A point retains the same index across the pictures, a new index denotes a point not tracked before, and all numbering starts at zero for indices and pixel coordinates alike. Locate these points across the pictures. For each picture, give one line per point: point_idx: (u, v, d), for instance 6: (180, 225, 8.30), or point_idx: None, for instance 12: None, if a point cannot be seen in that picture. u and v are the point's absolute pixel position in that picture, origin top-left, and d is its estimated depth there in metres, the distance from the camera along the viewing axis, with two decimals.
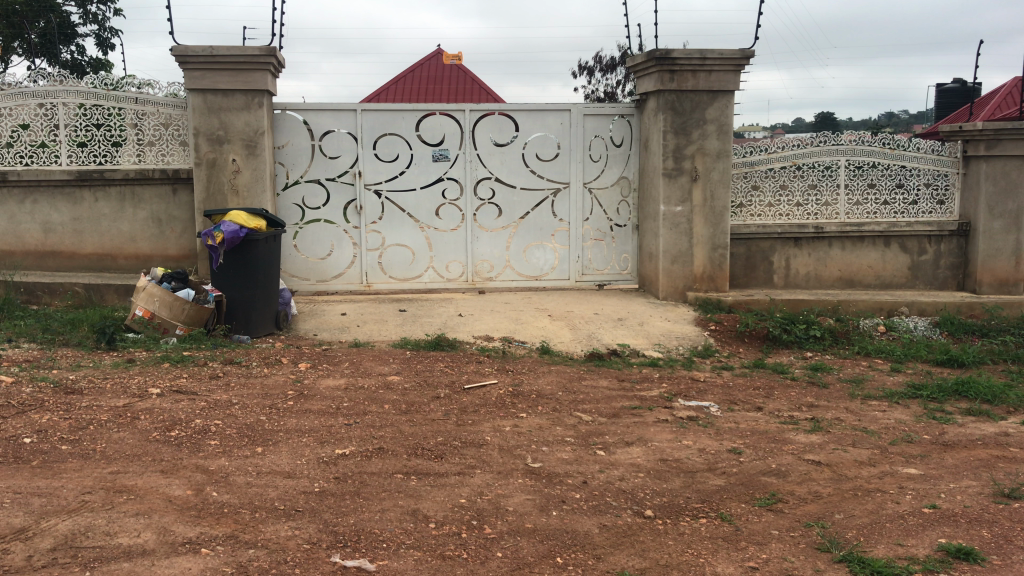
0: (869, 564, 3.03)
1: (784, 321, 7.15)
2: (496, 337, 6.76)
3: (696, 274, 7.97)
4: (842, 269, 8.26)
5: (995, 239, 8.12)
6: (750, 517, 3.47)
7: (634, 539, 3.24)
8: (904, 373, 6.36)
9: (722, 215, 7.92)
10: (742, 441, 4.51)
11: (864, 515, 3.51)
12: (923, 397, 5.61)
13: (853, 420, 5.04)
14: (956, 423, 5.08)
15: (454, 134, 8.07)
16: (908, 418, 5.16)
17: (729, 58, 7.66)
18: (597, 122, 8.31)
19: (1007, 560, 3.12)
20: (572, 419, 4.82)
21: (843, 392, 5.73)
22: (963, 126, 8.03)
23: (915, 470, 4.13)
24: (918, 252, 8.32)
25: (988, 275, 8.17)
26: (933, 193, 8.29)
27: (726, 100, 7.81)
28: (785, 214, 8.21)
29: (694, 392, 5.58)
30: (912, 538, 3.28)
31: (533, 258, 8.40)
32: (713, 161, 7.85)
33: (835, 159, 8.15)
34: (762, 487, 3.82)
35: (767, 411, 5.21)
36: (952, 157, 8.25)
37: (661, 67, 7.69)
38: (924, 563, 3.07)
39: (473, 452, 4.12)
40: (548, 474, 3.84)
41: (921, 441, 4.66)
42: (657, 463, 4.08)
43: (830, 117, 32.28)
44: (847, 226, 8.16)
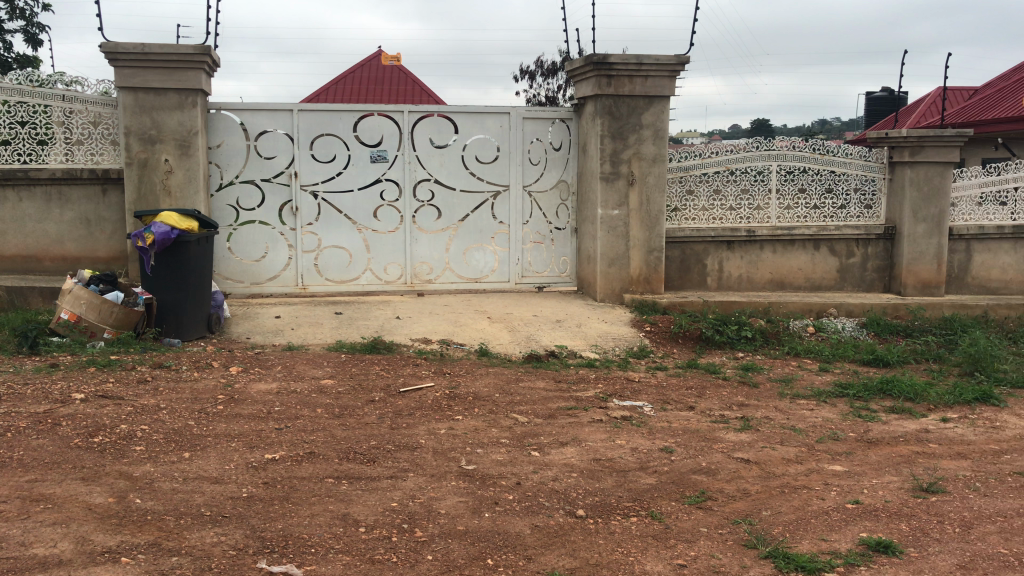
0: (794, 560, 3.09)
1: (717, 322, 7.27)
2: (434, 339, 6.73)
3: (633, 277, 8.07)
4: (773, 272, 8.44)
5: (918, 243, 8.37)
6: (680, 515, 3.52)
7: (565, 539, 3.25)
8: (832, 372, 6.53)
9: (658, 218, 8.03)
10: (674, 441, 4.57)
11: (790, 511, 3.59)
12: (849, 395, 5.76)
13: (782, 419, 5.15)
14: (880, 420, 5.23)
15: (392, 136, 8.02)
16: (835, 416, 5.29)
17: (665, 64, 7.78)
18: (536, 126, 8.35)
19: (924, 552, 3.22)
20: (507, 420, 4.81)
21: (773, 391, 5.85)
22: (889, 133, 8.26)
23: (840, 466, 4.24)
24: (847, 255, 8.53)
25: (913, 277, 8.40)
26: (861, 198, 8.53)
27: (662, 105, 7.92)
28: (719, 218, 8.35)
29: (628, 393, 5.63)
30: (836, 533, 3.37)
31: (472, 260, 8.38)
32: (649, 165, 7.96)
33: (766, 164, 8.32)
34: (692, 485, 3.87)
35: (699, 410, 5.28)
36: (879, 163, 8.50)
37: (598, 72, 7.77)
38: (845, 557, 3.15)
39: (406, 455, 4.09)
40: (481, 477, 3.84)
41: (846, 438, 4.78)
42: (590, 463, 4.11)
43: (765, 124, 33.03)
44: (779, 230, 8.32)
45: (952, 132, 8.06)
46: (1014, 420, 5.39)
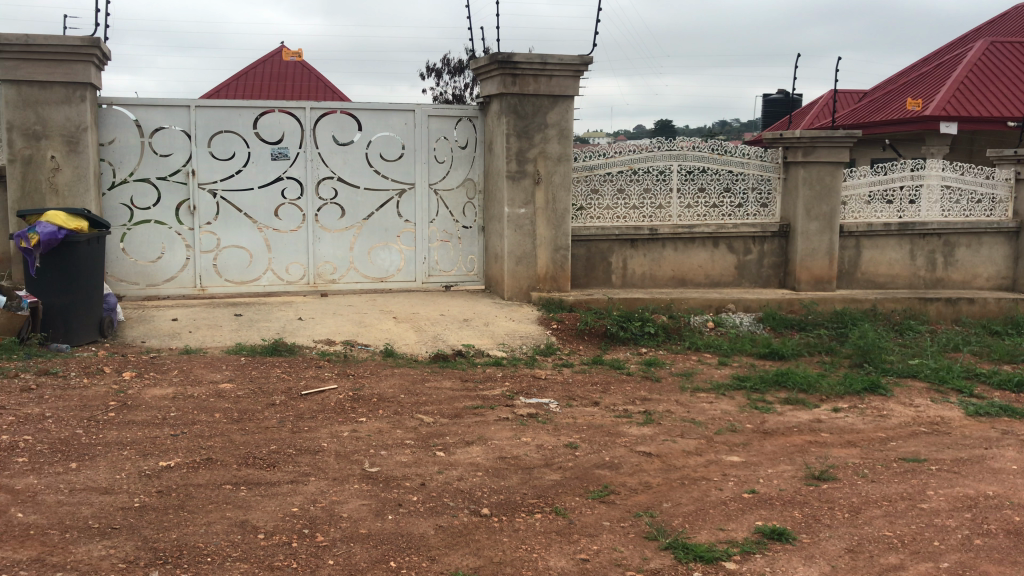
0: (692, 550, 3.17)
1: (621, 319, 7.39)
2: (338, 340, 6.63)
3: (539, 275, 8.12)
4: (675, 269, 8.62)
5: (811, 240, 8.67)
6: (583, 510, 3.56)
7: (469, 538, 3.24)
8: (731, 366, 6.72)
9: (564, 217, 8.11)
10: (578, 436, 4.62)
11: (689, 502, 3.67)
12: (747, 387, 5.94)
13: (683, 412, 5.27)
14: (775, 411, 5.40)
15: (294, 133, 7.86)
16: (733, 408, 5.44)
17: (569, 63, 7.85)
18: (441, 124, 8.31)
19: (815, 538, 3.34)
20: (413, 421, 4.78)
21: (675, 385, 5.98)
22: (784, 134, 8.54)
23: (738, 457, 4.36)
24: (745, 252, 8.78)
25: (806, 273, 8.70)
26: (758, 197, 8.80)
27: (566, 105, 8.00)
28: (622, 216, 8.49)
29: (534, 390, 5.67)
30: (733, 522, 3.46)
31: (377, 259, 8.29)
32: (554, 164, 8.02)
33: (667, 164, 8.49)
34: (596, 480, 3.92)
35: (603, 406, 5.35)
36: (774, 163, 8.78)
37: (503, 71, 7.79)
38: (741, 545, 3.24)
39: (308, 459, 4.01)
40: (385, 478, 3.80)
41: (744, 430, 4.92)
42: (495, 462, 4.11)
43: (668, 125, 33.76)
44: (680, 228, 8.50)
45: (842, 133, 8.39)
46: (899, 408, 5.65)
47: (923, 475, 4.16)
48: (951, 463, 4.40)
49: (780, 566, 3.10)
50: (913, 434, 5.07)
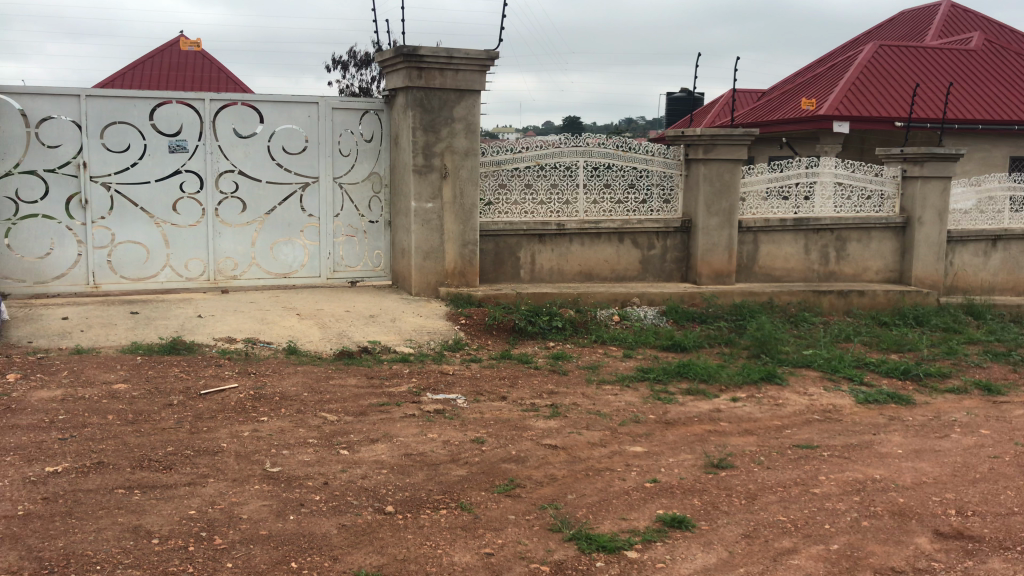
0: (595, 541, 3.21)
1: (529, 314, 7.43)
2: (239, 338, 6.46)
3: (447, 270, 8.10)
4: (581, 264, 8.71)
5: (712, 235, 8.90)
6: (488, 504, 3.56)
7: (373, 536, 3.21)
8: (635, 358, 6.84)
9: (471, 212, 8.10)
10: (485, 431, 4.63)
11: (593, 493, 3.72)
12: (650, 379, 6.06)
13: (588, 404, 5.34)
14: (677, 402, 5.53)
15: (193, 125, 7.62)
16: (637, 399, 5.55)
17: (475, 58, 7.84)
18: (346, 117, 8.18)
19: (713, 524, 3.43)
20: (316, 420, 4.69)
21: (581, 378, 6.06)
22: (685, 131, 8.73)
23: (641, 447, 4.44)
24: (648, 247, 8.95)
25: (707, 267, 8.93)
26: (661, 193, 8.98)
27: (473, 100, 7.98)
28: (529, 211, 8.54)
29: (441, 385, 5.65)
30: (635, 512, 3.52)
31: (280, 255, 8.11)
32: (461, 159, 8.00)
33: (573, 160, 8.57)
34: (501, 474, 3.93)
35: (510, 400, 5.37)
36: (676, 160, 8.97)
37: (408, 64, 7.72)
38: (643, 534, 3.31)
39: (207, 460, 3.90)
40: (286, 478, 3.72)
41: (647, 420, 5.02)
42: (400, 458, 4.08)
43: (576, 122, 34.12)
44: (586, 223, 8.60)
45: (740, 131, 8.63)
46: (794, 397, 5.86)
47: (815, 461, 4.32)
48: (842, 449, 4.59)
49: (680, 553, 3.18)
50: (807, 421, 5.26)
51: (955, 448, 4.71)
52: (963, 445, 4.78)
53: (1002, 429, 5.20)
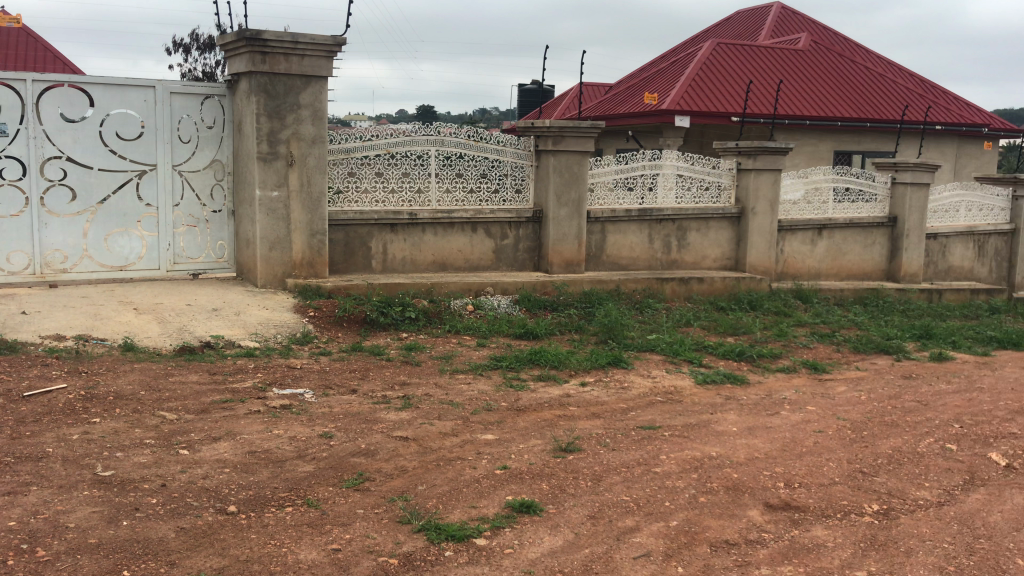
0: (444, 530, 3.22)
1: (381, 304, 7.35)
2: (68, 335, 6.06)
3: (295, 261, 7.89)
4: (434, 254, 8.68)
5: (562, 225, 9.07)
6: (336, 500, 3.50)
7: (214, 538, 3.09)
8: (488, 347, 6.89)
9: (319, 201, 7.91)
10: (334, 425, 4.54)
11: (443, 483, 3.72)
12: (502, 366, 6.12)
13: (440, 394, 5.33)
14: (529, 388, 5.61)
15: (13, 108, 7.10)
16: (489, 387, 5.59)
17: (321, 44, 7.65)
18: (186, 102, 7.81)
19: (560, 508, 3.50)
20: (153, 419, 4.46)
21: (433, 368, 6.04)
22: (535, 123, 8.86)
23: (492, 435, 4.48)
24: (501, 237, 9.02)
25: (558, 256, 9.10)
26: (513, 183, 9.06)
27: (320, 86, 7.79)
28: (380, 201, 8.42)
29: (288, 380, 5.51)
30: (484, 499, 3.55)
31: (115, 246, 7.66)
32: (308, 146, 7.80)
33: (424, 149, 8.51)
34: (350, 468, 3.87)
35: (361, 393, 5.29)
36: (526, 150, 9.08)
37: (251, 48, 7.46)
38: (492, 521, 3.34)
39: (30, 467, 3.63)
40: (120, 482, 3.52)
41: (498, 408, 5.07)
42: (244, 457, 3.94)
43: (429, 111, 33.98)
44: (438, 213, 8.56)
45: (588, 123, 8.82)
46: (639, 380, 6.07)
47: (658, 441, 4.49)
48: (682, 429, 4.79)
49: (528, 538, 3.23)
50: (651, 403, 5.46)
51: (785, 424, 5.01)
52: (791, 421, 5.10)
53: (825, 405, 5.57)
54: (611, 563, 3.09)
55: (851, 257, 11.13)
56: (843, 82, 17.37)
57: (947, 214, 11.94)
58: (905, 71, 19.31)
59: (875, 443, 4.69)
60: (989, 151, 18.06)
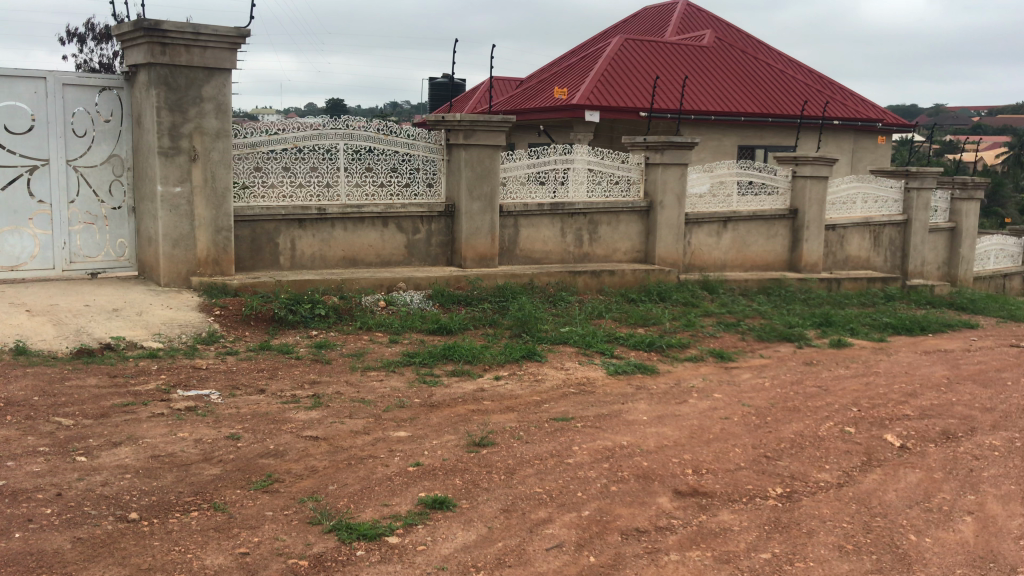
0: (356, 529, 3.18)
1: (290, 301, 7.21)
2: None
3: (200, 258, 7.66)
4: (345, 249, 8.55)
5: (474, 219, 9.06)
6: (244, 502, 3.41)
7: (114, 547, 2.97)
8: (401, 343, 6.83)
9: (225, 196, 7.71)
10: (242, 426, 4.43)
11: (355, 481, 3.67)
12: (415, 362, 6.08)
13: (352, 392, 5.26)
14: (442, 384, 5.60)
15: None
16: (402, 384, 5.55)
17: (224, 35, 7.44)
18: (80, 94, 7.49)
19: (474, 503, 3.50)
20: (49, 426, 4.27)
21: (345, 366, 5.96)
22: (445, 117, 8.82)
23: (404, 432, 4.44)
24: (413, 232, 8.95)
25: (470, 250, 9.09)
26: (424, 177, 9.00)
27: (223, 79, 7.58)
28: (288, 196, 8.25)
29: (194, 381, 5.35)
30: (397, 497, 3.51)
31: (5, 245, 7.29)
32: (212, 141, 7.58)
33: (333, 143, 8.38)
34: (259, 470, 3.78)
35: (270, 392, 5.18)
36: (437, 144, 9.03)
37: (150, 39, 7.20)
38: (404, 518, 3.31)
39: None
40: (12, 493, 3.35)
41: (411, 404, 5.04)
42: (147, 461, 3.81)
43: (339, 104, 33.51)
44: (348, 208, 8.44)
45: (498, 118, 8.83)
46: (552, 372, 6.12)
47: (570, 432, 4.53)
48: (594, 419, 4.85)
49: (441, 534, 3.21)
50: (563, 395, 5.51)
51: (693, 412, 5.13)
52: (699, 409, 5.22)
53: (731, 392, 5.73)
54: (524, 555, 3.10)
55: (755, 249, 11.46)
56: (746, 78, 17.84)
57: (844, 206, 12.41)
58: (803, 68, 19.96)
59: (779, 429, 4.83)
60: (882, 145, 18.84)
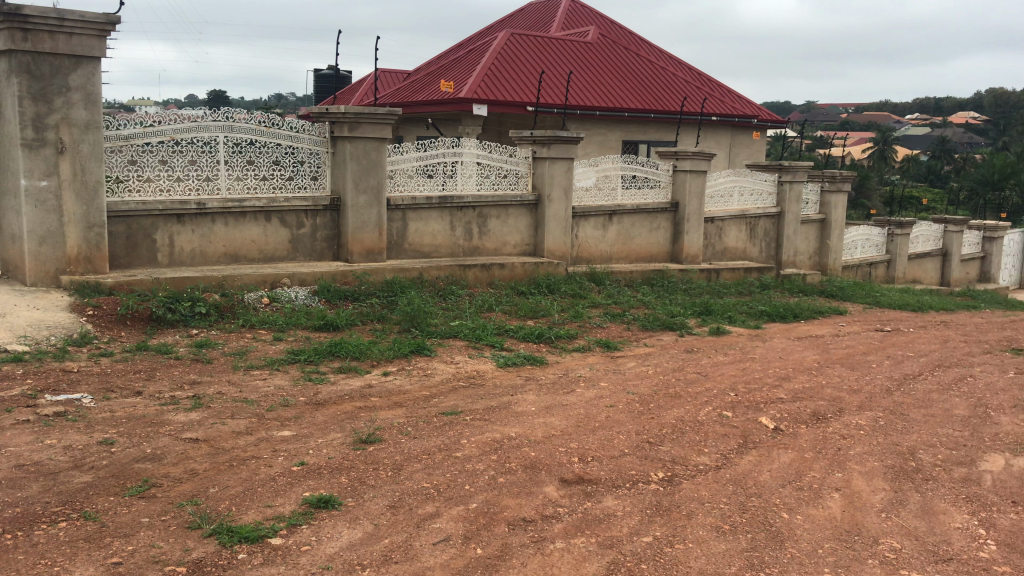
0: (237, 532, 3.09)
1: (169, 299, 6.94)
2: None
3: (70, 256, 7.29)
4: (226, 245, 8.28)
5: (360, 213, 8.93)
6: (117, 510, 3.27)
7: None
8: (286, 340, 6.68)
9: (96, 191, 7.35)
10: (115, 431, 4.23)
11: (238, 483, 3.57)
12: (300, 360, 5.95)
13: (234, 392, 5.11)
14: (328, 381, 5.51)
15: None
16: (287, 382, 5.43)
17: (92, 22, 7.09)
18: None
19: (360, 500, 3.46)
20: None
21: (227, 365, 5.78)
22: (329, 109, 8.66)
23: (289, 431, 4.35)
24: (297, 226, 8.75)
25: (357, 244, 8.95)
26: (307, 170, 8.81)
27: (91, 68, 7.23)
28: (165, 190, 7.93)
29: (63, 385, 5.08)
30: (280, 497, 3.44)
31: None
32: (81, 132, 7.22)
33: (212, 135, 8.12)
34: (134, 476, 3.62)
35: (146, 395, 4.97)
36: (321, 137, 8.85)
37: (9, 24, 6.79)
38: (288, 519, 3.24)
39: None
40: None
41: (296, 403, 4.94)
42: (10, 472, 3.59)
43: (221, 95, 32.51)
44: (229, 203, 8.17)
45: (383, 110, 8.73)
46: (441, 366, 6.11)
47: (458, 426, 4.53)
48: (482, 412, 4.86)
49: (326, 534, 3.16)
50: (452, 389, 5.51)
51: (580, 401, 5.21)
52: (586, 398, 5.31)
53: (616, 381, 5.86)
54: (411, 550, 3.09)
55: (639, 241, 11.74)
56: (628, 74, 18.22)
57: (722, 199, 12.84)
58: (683, 65, 20.54)
59: (661, 415, 4.97)
60: (757, 140, 19.61)
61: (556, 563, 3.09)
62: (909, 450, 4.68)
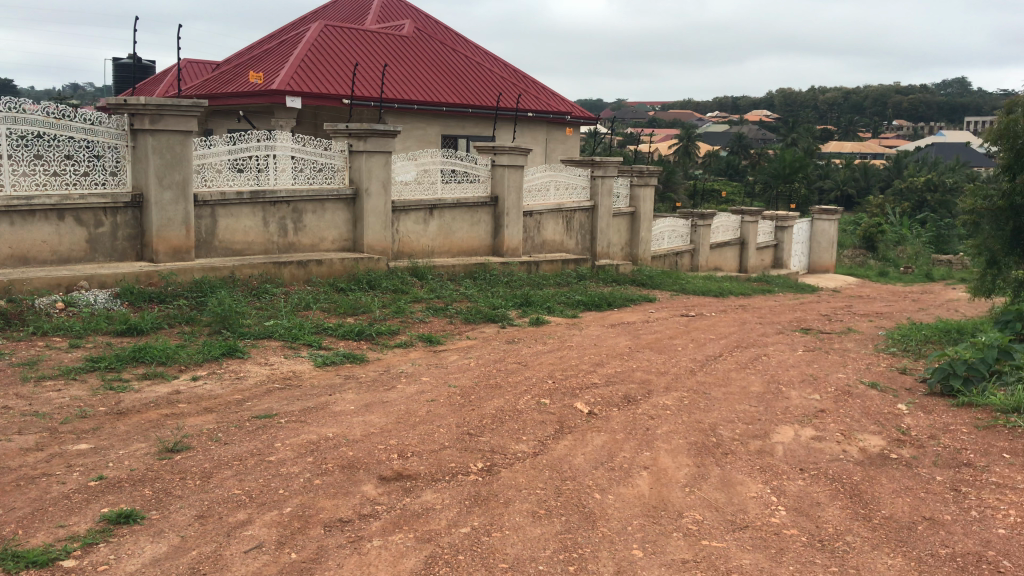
0: (23, 557, 2.85)
1: None
2: None
3: None
4: (13, 246, 7.59)
5: (165, 210, 8.43)
6: None
7: None
8: (84, 347, 6.23)
9: None
10: None
11: (25, 504, 3.29)
12: (100, 368, 5.56)
13: (23, 406, 4.70)
14: (132, 389, 5.18)
15: None
16: (84, 392, 5.06)
17: None
18: None
19: (164, 512, 3.27)
20: None
21: (15, 376, 5.31)
22: (127, 100, 8.16)
23: (86, 444, 4.05)
24: (95, 225, 8.17)
25: (163, 243, 8.44)
26: (105, 165, 8.23)
27: None
28: None
29: None
30: (75, 515, 3.20)
31: None
32: None
33: None
34: None
35: None
36: (119, 130, 8.31)
37: None
38: (83, 538, 3.02)
39: None
40: None
41: (94, 414, 4.61)
42: None
43: (5, 84, 29.87)
44: (14, 200, 7.49)
45: (187, 102, 8.32)
46: (255, 368, 5.89)
47: (272, 429, 4.38)
48: (298, 413, 4.74)
49: (125, 550, 2.97)
50: (267, 391, 5.32)
51: (400, 397, 5.18)
52: (406, 394, 5.28)
53: (437, 374, 5.87)
54: (220, 561, 2.96)
55: (459, 235, 11.80)
56: (445, 69, 18.29)
57: (538, 193, 13.14)
58: (498, 61, 20.86)
59: (481, 406, 5.03)
60: (571, 137, 20.25)
61: (373, 561, 3.05)
62: (711, 427, 4.97)
